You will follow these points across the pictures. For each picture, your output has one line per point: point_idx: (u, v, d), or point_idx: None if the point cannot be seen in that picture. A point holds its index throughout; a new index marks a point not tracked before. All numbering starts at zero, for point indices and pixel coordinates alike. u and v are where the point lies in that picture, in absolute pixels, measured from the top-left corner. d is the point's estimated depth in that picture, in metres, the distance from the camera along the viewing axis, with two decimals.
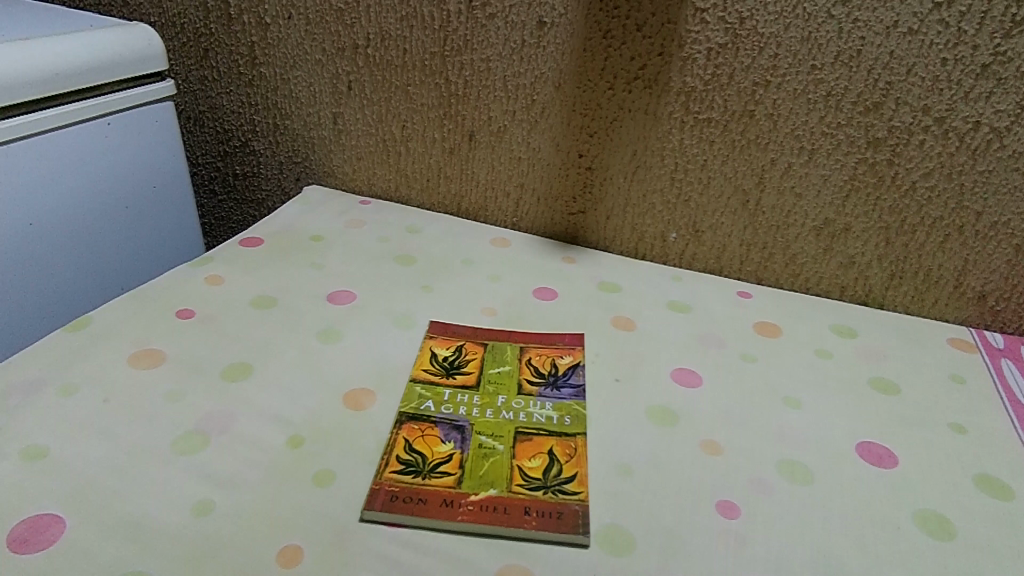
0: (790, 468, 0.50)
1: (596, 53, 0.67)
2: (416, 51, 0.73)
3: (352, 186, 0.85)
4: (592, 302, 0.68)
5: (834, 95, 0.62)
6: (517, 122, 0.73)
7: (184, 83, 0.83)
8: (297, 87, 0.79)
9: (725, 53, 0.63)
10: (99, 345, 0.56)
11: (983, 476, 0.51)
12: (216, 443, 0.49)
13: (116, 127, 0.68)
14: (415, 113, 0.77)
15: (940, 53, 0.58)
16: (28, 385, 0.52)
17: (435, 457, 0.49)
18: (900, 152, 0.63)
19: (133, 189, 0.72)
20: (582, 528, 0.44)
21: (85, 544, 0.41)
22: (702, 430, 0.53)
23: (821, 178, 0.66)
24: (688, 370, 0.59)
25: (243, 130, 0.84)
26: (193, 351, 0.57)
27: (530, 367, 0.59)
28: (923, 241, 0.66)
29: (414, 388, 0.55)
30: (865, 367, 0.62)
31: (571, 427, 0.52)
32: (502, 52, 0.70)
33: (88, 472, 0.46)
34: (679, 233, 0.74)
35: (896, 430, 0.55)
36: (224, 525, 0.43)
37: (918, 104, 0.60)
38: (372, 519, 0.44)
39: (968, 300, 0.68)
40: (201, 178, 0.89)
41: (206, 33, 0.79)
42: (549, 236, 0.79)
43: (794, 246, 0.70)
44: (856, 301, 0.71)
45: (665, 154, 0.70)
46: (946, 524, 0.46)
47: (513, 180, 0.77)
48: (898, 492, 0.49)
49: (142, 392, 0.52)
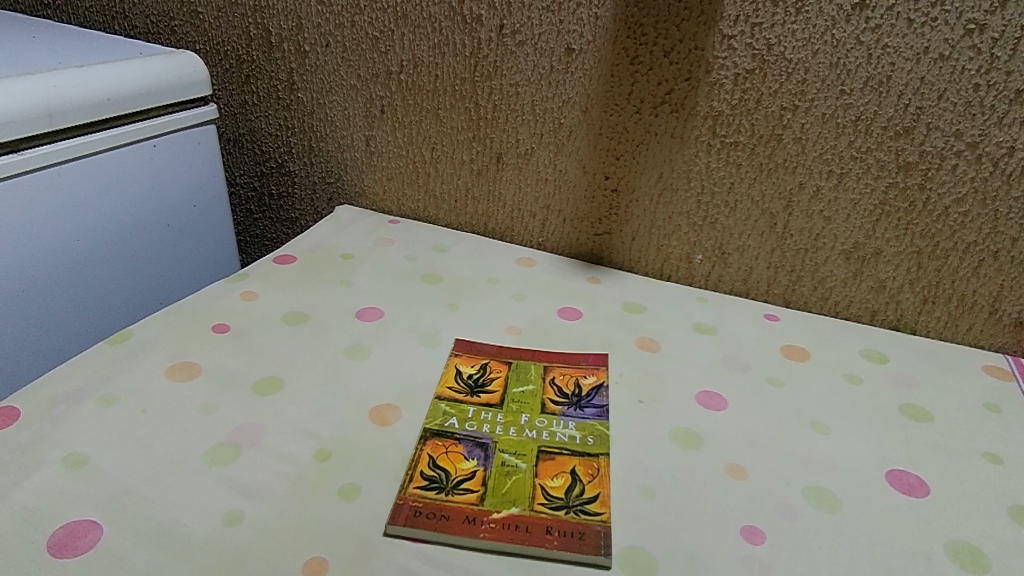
0: (816, 495, 0.49)
1: (623, 78, 0.68)
2: (447, 76, 0.75)
3: (382, 206, 0.87)
4: (616, 323, 0.68)
5: (863, 120, 0.62)
6: (544, 145, 0.75)
7: (225, 107, 0.87)
8: (333, 111, 0.82)
9: (753, 78, 0.64)
10: (138, 357, 0.59)
11: (1020, 509, 0.49)
12: (246, 454, 0.50)
13: (161, 149, 0.72)
14: (445, 136, 0.79)
15: (972, 79, 0.58)
16: (72, 395, 0.54)
17: (458, 474, 0.49)
18: (932, 177, 0.62)
19: (175, 208, 0.75)
20: (604, 549, 0.44)
21: (120, 551, 0.42)
22: (726, 454, 0.52)
23: (850, 202, 0.66)
24: (713, 393, 0.59)
25: (279, 152, 0.87)
26: (227, 365, 0.59)
27: (553, 386, 0.59)
28: (956, 266, 0.65)
29: (439, 405, 0.56)
30: (896, 394, 0.61)
31: (594, 447, 0.52)
32: (531, 78, 0.72)
33: (125, 480, 0.47)
34: (705, 255, 0.74)
35: (927, 458, 0.53)
36: (252, 535, 0.44)
37: (950, 129, 0.60)
38: (395, 534, 0.44)
39: (1004, 327, 0.66)
40: (239, 197, 0.92)
41: (248, 59, 0.82)
42: (575, 257, 0.79)
43: (823, 268, 0.70)
44: (887, 325, 0.70)
45: (691, 177, 0.70)
46: (979, 557, 0.45)
47: (540, 201, 0.78)
48: (930, 522, 0.48)
49: (177, 404, 0.54)
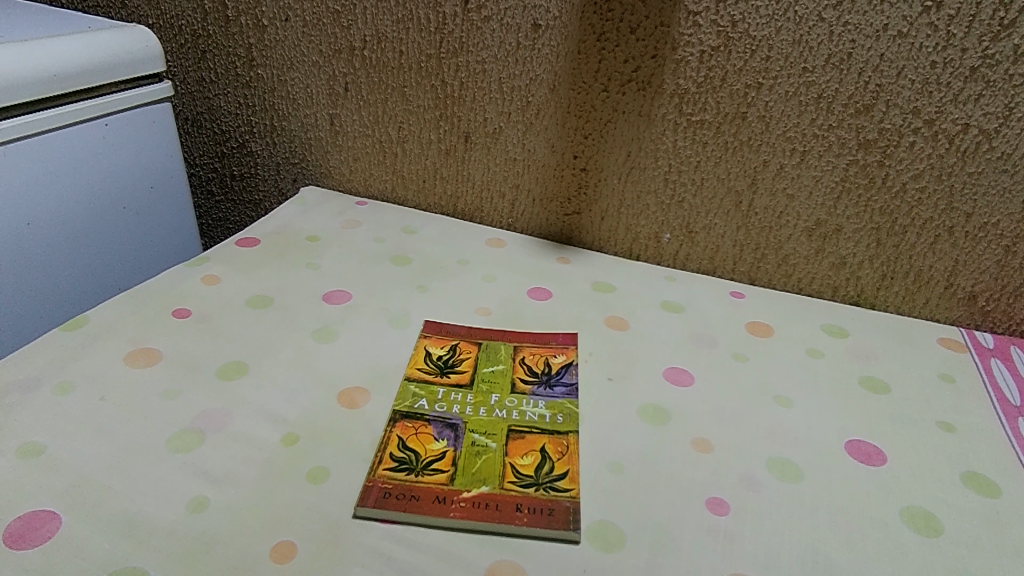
0: (780, 466, 0.51)
1: (590, 55, 0.68)
2: (411, 53, 0.74)
3: (349, 187, 0.85)
4: (586, 303, 0.69)
5: (825, 98, 0.63)
6: (512, 124, 0.74)
7: (182, 84, 0.84)
8: (294, 88, 0.80)
9: (718, 55, 0.64)
10: (96, 343, 0.57)
11: (971, 475, 0.51)
12: (211, 440, 0.49)
13: (114, 128, 0.69)
14: (412, 114, 0.77)
15: (929, 56, 0.59)
16: (26, 383, 0.52)
17: (429, 455, 0.49)
18: (891, 154, 0.63)
19: (131, 189, 0.73)
20: (574, 525, 0.44)
21: (81, 541, 0.41)
22: (693, 429, 0.53)
23: (812, 179, 0.67)
24: (680, 369, 0.60)
25: (240, 131, 0.84)
26: (189, 350, 0.57)
27: (523, 366, 0.59)
28: (913, 242, 0.67)
29: (408, 386, 0.56)
30: (856, 367, 0.62)
31: (563, 425, 0.53)
32: (497, 54, 0.71)
33: (85, 469, 0.46)
34: (673, 234, 0.74)
35: (885, 428, 0.55)
36: (219, 521, 0.43)
37: (908, 106, 0.61)
38: (365, 516, 0.44)
39: (959, 301, 0.68)
40: (199, 178, 0.90)
41: (204, 34, 0.79)
42: (544, 236, 0.79)
43: (787, 246, 0.71)
44: (848, 301, 0.72)
45: (659, 155, 0.70)
46: (932, 521, 0.47)
47: (508, 181, 0.77)
48: (887, 490, 0.49)
49: (138, 390, 0.53)
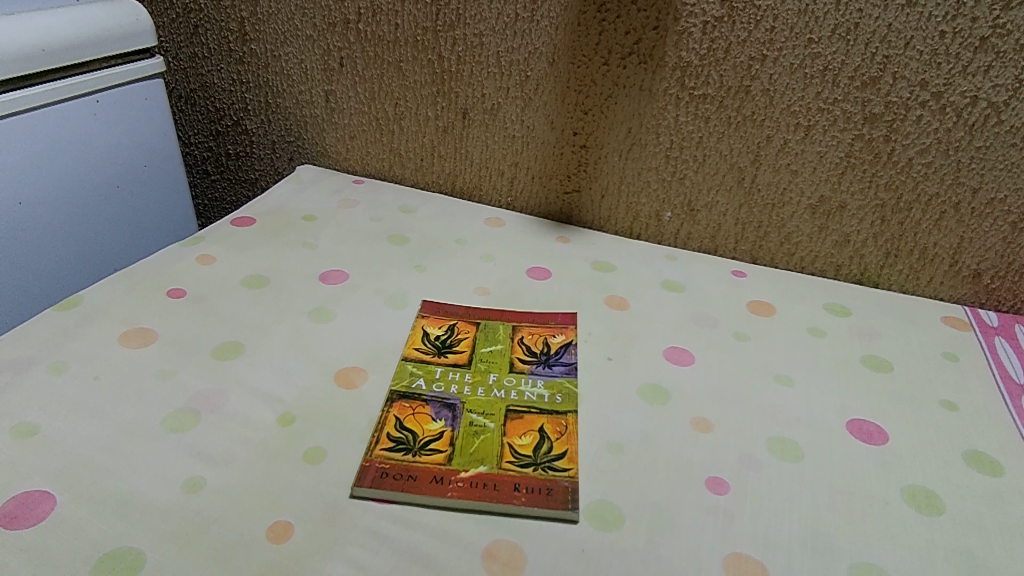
0: (780, 446, 0.50)
1: (590, 27, 0.66)
2: (407, 26, 0.72)
3: (345, 166, 0.84)
4: (585, 282, 0.68)
5: (831, 70, 0.61)
6: (510, 100, 0.73)
7: (174, 61, 0.82)
8: (288, 63, 0.78)
9: (721, 26, 0.62)
10: (90, 323, 0.56)
11: (974, 453, 0.51)
12: (206, 421, 0.49)
13: (105, 105, 0.67)
14: (408, 90, 0.76)
15: (938, 26, 0.57)
16: (19, 364, 0.51)
17: (426, 435, 0.49)
18: (897, 128, 0.62)
19: (124, 168, 0.71)
20: (572, 505, 0.44)
21: (75, 521, 0.41)
22: (694, 408, 0.53)
23: (816, 154, 0.65)
24: (680, 348, 0.59)
25: (235, 109, 0.83)
26: (184, 330, 0.57)
27: (522, 346, 0.59)
28: (918, 219, 0.66)
29: (405, 366, 0.55)
30: (859, 346, 0.62)
31: (562, 405, 0.52)
32: (495, 27, 0.69)
33: (78, 449, 0.46)
34: (674, 212, 0.73)
35: (887, 407, 0.55)
36: (214, 502, 0.43)
37: (915, 78, 0.60)
38: (362, 496, 0.44)
39: (963, 279, 0.67)
40: (194, 158, 0.88)
41: (196, 8, 0.78)
42: (544, 216, 0.78)
43: (790, 224, 0.70)
44: (851, 280, 0.71)
45: (660, 131, 0.69)
46: (934, 500, 0.47)
47: (507, 159, 0.76)
48: (888, 469, 0.49)
49: (132, 371, 0.52)
